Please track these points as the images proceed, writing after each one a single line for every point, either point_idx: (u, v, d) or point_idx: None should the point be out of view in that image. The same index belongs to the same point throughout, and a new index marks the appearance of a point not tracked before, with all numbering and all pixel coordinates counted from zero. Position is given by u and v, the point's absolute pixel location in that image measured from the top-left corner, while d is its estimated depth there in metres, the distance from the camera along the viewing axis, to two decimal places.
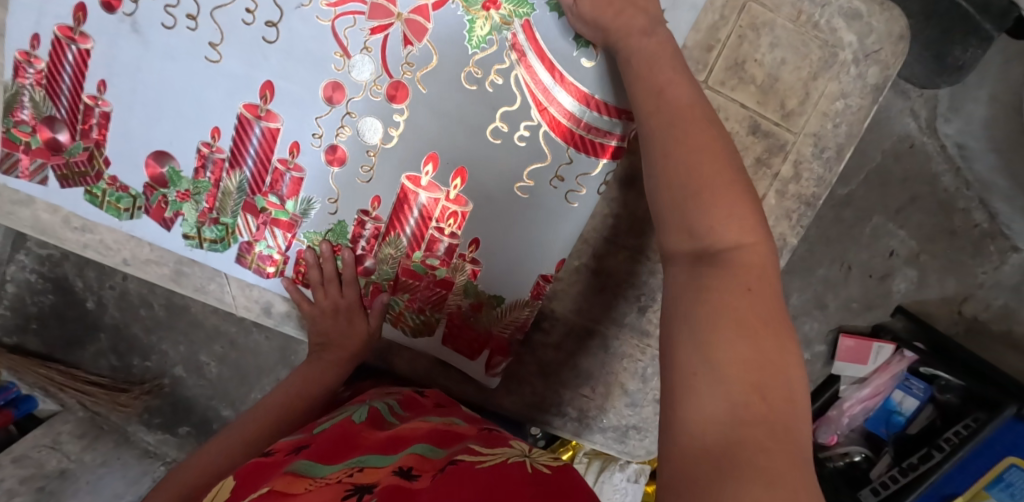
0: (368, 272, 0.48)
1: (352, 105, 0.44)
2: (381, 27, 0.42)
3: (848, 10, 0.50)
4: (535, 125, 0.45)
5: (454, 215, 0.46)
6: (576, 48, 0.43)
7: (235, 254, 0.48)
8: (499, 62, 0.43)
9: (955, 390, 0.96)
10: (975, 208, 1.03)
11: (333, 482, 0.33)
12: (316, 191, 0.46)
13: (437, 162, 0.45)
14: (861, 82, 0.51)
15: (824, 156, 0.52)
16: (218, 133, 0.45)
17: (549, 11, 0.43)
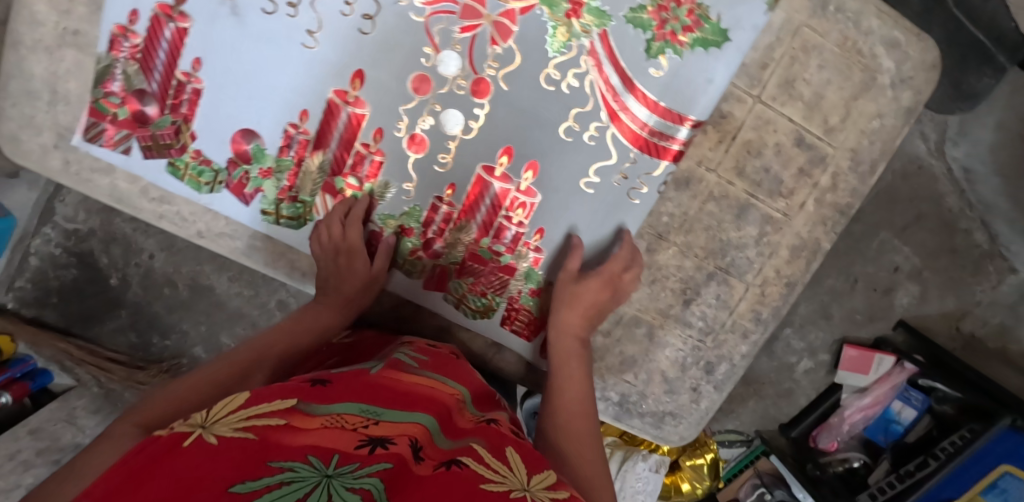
0: (429, 253, 0.51)
1: (437, 96, 0.46)
2: (470, 27, 0.45)
3: (888, 39, 0.53)
4: (604, 126, 0.48)
5: (524, 205, 0.50)
6: (646, 58, 0.47)
7: (309, 231, 0.51)
8: (575, 66, 0.47)
9: (952, 401, 1.01)
10: (977, 228, 1.08)
11: (349, 425, 0.37)
12: (394, 177, 0.49)
13: (512, 155, 0.48)
14: (896, 104, 0.55)
15: (859, 170, 0.56)
16: (306, 116, 0.47)
17: (624, 23, 0.47)
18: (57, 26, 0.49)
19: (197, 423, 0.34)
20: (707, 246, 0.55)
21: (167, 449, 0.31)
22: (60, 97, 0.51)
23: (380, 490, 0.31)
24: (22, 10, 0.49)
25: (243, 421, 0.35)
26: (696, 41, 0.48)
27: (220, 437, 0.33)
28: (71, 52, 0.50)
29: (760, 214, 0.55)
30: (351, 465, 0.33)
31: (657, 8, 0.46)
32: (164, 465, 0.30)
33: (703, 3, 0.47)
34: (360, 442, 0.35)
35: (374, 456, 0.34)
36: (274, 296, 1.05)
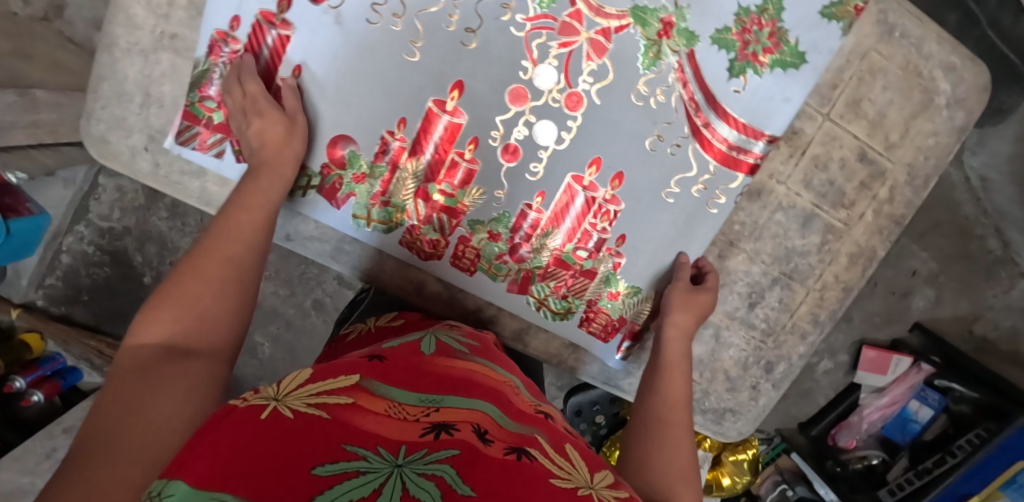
0: (513, 255, 0.53)
1: (534, 109, 0.48)
2: (568, 42, 0.47)
3: (946, 63, 0.57)
4: (687, 140, 0.50)
5: (609, 213, 0.51)
6: (729, 77, 0.50)
7: (399, 234, 0.53)
8: (663, 83, 0.49)
9: (968, 401, 1.05)
10: (991, 235, 1.12)
11: (412, 415, 0.38)
12: (486, 185, 0.50)
13: (601, 166, 0.50)
14: (950, 123, 0.58)
15: (914, 184, 0.59)
16: (403, 123, 0.49)
17: (710, 43, 0.49)
18: (155, 29, 0.50)
19: (269, 397, 0.36)
20: (774, 253, 0.58)
21: (245, 425, 0.33)
22: (155, 100, 0.51)
23: (452, 475, 0.32)
24: (119, 12, 0.49)
25: (313, 400, 0.37)
26: (775, 62, 0.50)
27: (293, 412, 0.35)
28: (167, 56, 0.50)
29: (824, 224, 0.58)
30: (421, 451, 0.34)
31: (741, 31, 0.49)
32: (245, 439, 0.31)
33: (783, 27, 0.49)
34: (425, 430, 0.36)
35: (441, 443, 0.35)
36: (309, 295, 1.06)
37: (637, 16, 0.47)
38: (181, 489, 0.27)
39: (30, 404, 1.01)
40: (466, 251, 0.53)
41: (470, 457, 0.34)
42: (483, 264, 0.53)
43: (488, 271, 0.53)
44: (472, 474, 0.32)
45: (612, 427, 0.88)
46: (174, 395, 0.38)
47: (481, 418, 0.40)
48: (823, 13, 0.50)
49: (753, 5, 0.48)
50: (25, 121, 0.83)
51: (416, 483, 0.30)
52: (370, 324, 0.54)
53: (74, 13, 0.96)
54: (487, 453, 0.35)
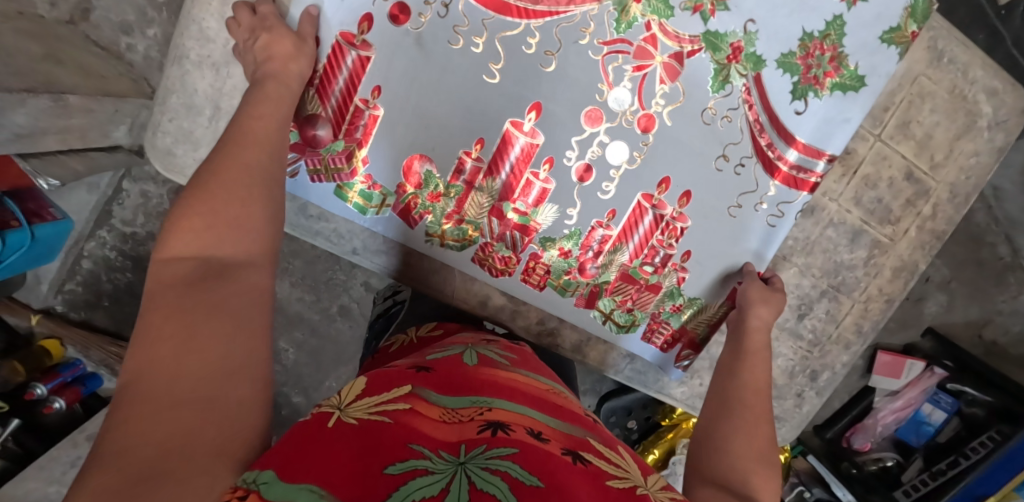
0: (584, 271, 0.63)
1: (607, 129, 0.58)
2: (641, 66, 0.56)
3: (990, 87, 0.59)
4: (750, 159, 0.58)
5: (675, 234, 0.61)
6: (791, 99, 0.57)
7: (472, 251, 0.64)
8: (729, 105, 0.57)
9: (981, 404, 1.08)
10: (1001, 242, 1.16)
11: (466, 417, 0.39)
12: (559, 201, 0.61)
13: (669, 185, 0.59)
14: (991, 144, 0.60)
15: (955, 201, 0.61)
16: (481, 143, 0.59)
17: (776, 66, 0.56)
18: (228, 43, 0.58)
19: (334, 406, 0.38)
20: (823, 266, 0.62)
21: (315, 431, 0.34)
22: (223, 112, 0.60)
23: (515, 468, 0.33)
24: (193, 26, 0.57)
25: (373, 407, 0.38)
26: (835, 85, 0.56)
27: (357, 419, 0.36)
28: (238, 69, 0.59)
29: (871, 239, 0.62)
30: (480, 448, 0.35)
31: (805, 56, 0.56)
32: (319, 443, 0.33)
33: (843, 52, 0.56)
34: (481, 428, 0.38)
35: (497, 440, 0.36)
36: (336, 301, 1.06)
37: (707, 41, 0.56)
38: (272, 481, 0.29)
39: (52, 412, 0.98)
40: (537, 266, 0.63)
41: (528, 454, 0.35)
42: (553, 279, 0.64)
43: (559, 285, 0.64)
44: (532, 468, 0.34)
45: (643, 431, 0.92)
46: (224, 313, 0.37)
47: (532, 420, 0.41)
48: (883, 37, 0.55)
49: (817, 31, 0.55)
50: (56, 127, 0.81)
51: (482, 477, 0.32)
52: (410, 335, 0.59)
53: (101, 16, 0.94)
54: (541, 452, 0.36)
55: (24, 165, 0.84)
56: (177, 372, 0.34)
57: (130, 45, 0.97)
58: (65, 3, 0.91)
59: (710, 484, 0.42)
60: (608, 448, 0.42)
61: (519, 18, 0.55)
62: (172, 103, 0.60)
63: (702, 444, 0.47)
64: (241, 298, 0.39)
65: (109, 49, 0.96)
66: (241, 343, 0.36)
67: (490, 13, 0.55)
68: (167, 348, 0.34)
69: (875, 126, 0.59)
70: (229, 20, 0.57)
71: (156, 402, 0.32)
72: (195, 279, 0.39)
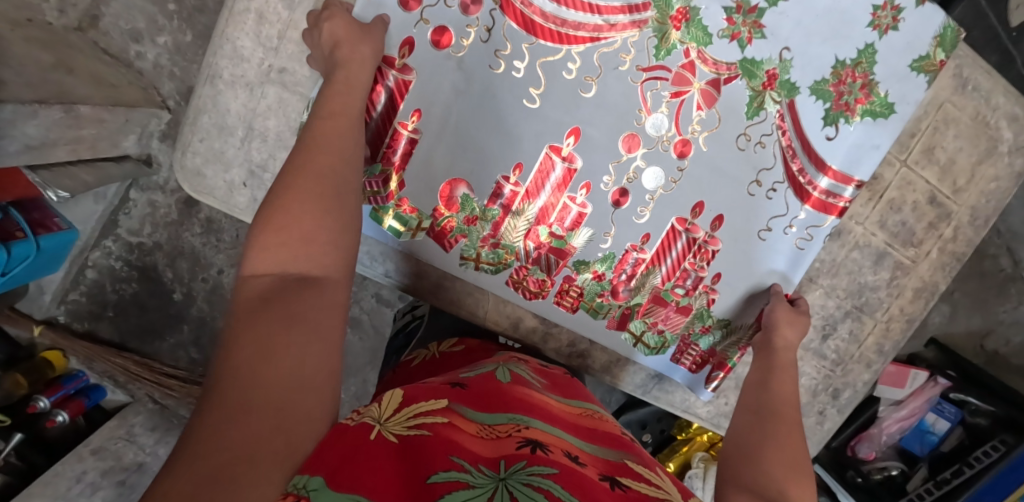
0: (616, 294, 0.64)
1: (643, 155, 0.59)
2: (679, 92, 0.58)
3: (1010, 114, 0.60)
4: (782, 184, 0.60)
5: (707, 254, 0.62)
6: (823, 125, 0.59)
7: (505, 276, 0.64)
8: (764, 131, 0.59)
9: (985, 414, 1.10)
10: (1003, 254, 1.19)
11: (503, 433, 0.37)
12: (595, 225, 0.61)
13: (704, 209, 0.60)
14: (1011, 169, 0.61)
15: (976, 223, 0.62)
16: (519, 168, 0.59)
17: (809, 93, 0.58)
18: (262, 63, 0.58)
19: (374, 419, 0.35)
20: (847, 288, 0.63)
21: (353, 443, 0.32)
22: (257, 133, 0.60)
23: (557, 488, 0.31)
24: (226, 45, 0.57)
25: (412, 420, 0.36)
26: (866, 112, 0.58)
27: (398, 436, 0.34)
28: (272, 89, 0.59)
29: (894, 261, 0.63)
30: (521, 463, 0.33)
31: (837, 83, 0.58)
32: (359, 457, 0.31)
33: (875, 80, 0.58)
34: (520, 445, 0.36)
35: (537, 459, 0.34)
36: (346, 313, 1.05)
37: (744, 68, 0.58)
38: (324, 488, 0.28)
39: (53, 425, 0.95)
40: (570, 289, 0.64)
41: (570, 475, 0.33)
42: (586, 302, 0.65)
43: (591, 308, 0.65)
44: (575, 489, 0.31)
45: (656, 443, 0.93)
46: (303, 327, 0.36)
47: (568, 443, 0.39)
48: (912, 66, 0.58)
49: (849, 60, 0.57)
50: (68, 138, 0.80)
51: (525, 493, 0.30)
52: (432, 350, 0.59)
53: (111, 23, 0.93)
54: (583, 476, 0.34)
55: (33, 177, 0.80)
56: (255, 380, 0.33)
57: (140, 53, 0.95)
58: (75, 11, 0.92)
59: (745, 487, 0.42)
60: (646, 468, 0.41)
61: (560, 44, 0.57)
62: (203, 124, 0.59)
63: (737, 454, 0.46)
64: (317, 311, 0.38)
65: (118, 57, 0.94)
66: (316, 358, 0.36)
67: (531, 37, 0.57)
68: (247, 356, 0.34)
69: (902, 152, 0.60)
70: (264, 41, 0.58)
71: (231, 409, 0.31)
72: (272, 292, 0.39)
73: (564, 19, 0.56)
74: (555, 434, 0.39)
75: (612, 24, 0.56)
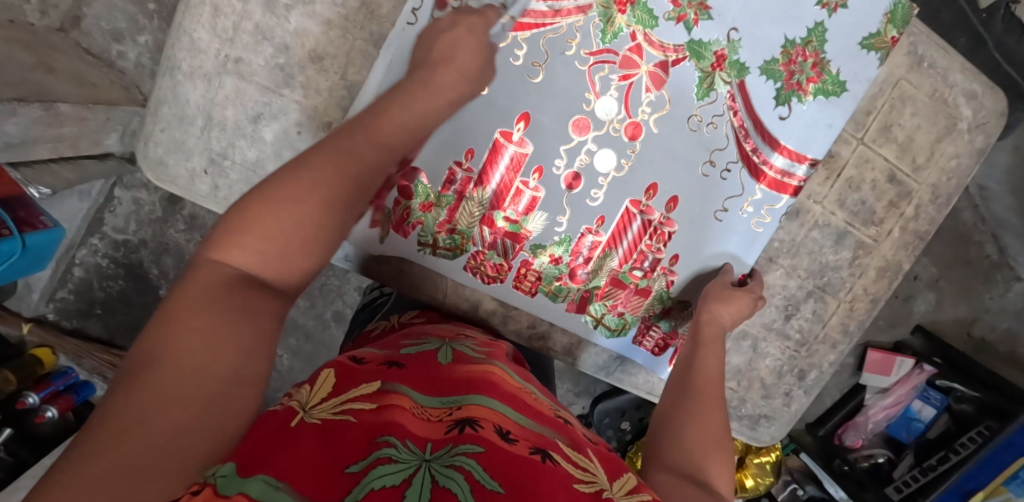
0: (575, 277, 0.66)
1: (595, 138, 0.62)
2: (628, 75, 0.61)
3: (969, 90, 0.63)
4: (735, 164, 0.63)
5: (659, 237, 0.65)
6: (776, 104, 0.62)
7: (463, 260, 0.65)
8: (714, 112, 0.62)
9: (969, 401, 1.09)
10: (988, 241, 1.18)
11: (434, 417, 0.40)
12: (549, 209, 0.64)
13: (657, 191, 0.63)
14: (971, 145, 0.64)
15: (937, 202, 0.65)
16: (471, 154, 0.62)
17: (759, 73, 0.61)
18: (218, 54, 0.64)
19: (299, 406, 0.37)
20: (809, 268, 0.66)
21: (276, 430, 0.34)
22: (215, 122, 0.66)
23: (478, 470, 0.34)
24: (184, 38, 0.64)
25: (339, 406, 0.38)
26: (818, 90, 0.62)
27: (319, 418, 0.36)
28: (229, 79, 0.65)
29: (855, 240, 0.66)
30: (447, 447, 0.35)
31: (788, 62, 0.61)
32: (286, 439, 0.33)
33: (825, 59, 0.61)
34: (448, 428, 0.38)
35: (461, 439, 0.36)
36: (330, 307, 1.06)
37: (692, 50, 0.60)
38: (231, 475, 0.29)
39: (43, 421, 0.96)
40: (528, 273, 0.66)
41: (494, 454, 0.36)
42: (544, 286, 0.67)
43: (550, 291, 0.67)
44: (493, 469, 0.34)
45: (637, 432, 0.93)
46: (251, 334, 0.38)
47: (504, 417, 0.41)
48: (863, 44, 0.60)
49: (799, 39, 0.60)
50: (49, 136, 0.81)
51: (444, 474, 0.32)
52: (392, 321, 0.62)
53: (92, 24, 0.95)
54: (505, 454, 0.36)
55: (15, 174, 0.82)
56: (191, 374, 0.34)
57: (121, 53, 0.97)
58: (56, 12, 0.93)
59: (670, 472, 0.44)
60: (577, 450, 0.42)
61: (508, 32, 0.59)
62: (164, 114, 0.66)
63: (661, 432, 0.49)
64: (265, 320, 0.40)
65: (100, 57, 0.96)
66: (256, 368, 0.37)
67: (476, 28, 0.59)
68: (189, 341, 0.36)
69: (858, 130, 0.63)
70: (220, 32, 0.64)
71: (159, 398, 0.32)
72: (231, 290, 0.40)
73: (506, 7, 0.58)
74: (493, 408, 0.41)
75: (557, 10, 0.59)
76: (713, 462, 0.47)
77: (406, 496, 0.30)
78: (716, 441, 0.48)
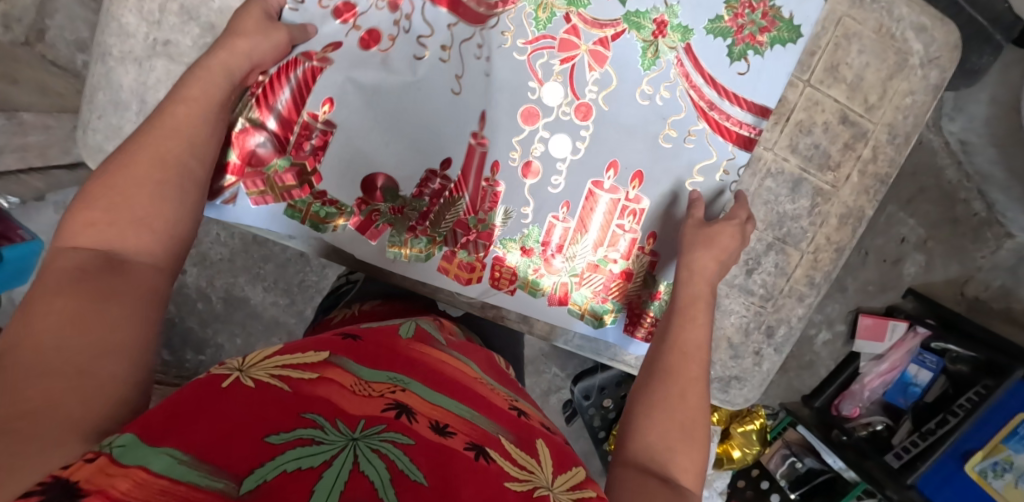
0: (491, 264, 0.72)
1: (545, 125, 0.69)
2: (569, 56, 0.67)
3: (917, 24, 0.68)
4: (701, 129, 0.69)
5: (428, 208, 0.70)
6: (732, 62, 0.67)
7: (437, 262, 0.71)
8: (664, 80, 0.68)
9: (965, 361, 1.06)
10: (975, 198, 1.16)
11: (378, 392, 0.39)
12: (515, 202, 0.71)
13: (618, 166, 0.70)
14: (925, 82, 0.69)
15: (895, 142, 0.70)
16: (449, 163, 0.68)
17: (706, 34, 0.67)
18: (148, 37, 0.67)
19: (235, 367, 0.37)
20: (767, 218, 0.72)
21: (205, 390, 0.34)
22: (149, 105, 0.69)
23: (403, 460, 0.33)
24: (113, 24, 0.67)
25: (276, 369, 0.38)
26: (773, 38, 0.67)
27: (256, 380, 0.36)
28: (159, 62, 0.68)
29: (812, 187, 0.71)
30: (377, 427, 0.35)
31: (732, 17, 0.66)
32: (215, 406, 0.32)
33: (775, 6, 0.66)
34: (386, 408, 0.37)
35: (394, 425, 0.36)
36: (309, 303, 1.09)
37: (631, 22, 0.66)
38: (131, 444, 0.28)
39: None
40: (503, 270, 0.73)
41: (425, 447, 0.35)
42: (522, 281, 0.73)
43: (529, 287, 0.73)
44: (420, 462, 0.33)
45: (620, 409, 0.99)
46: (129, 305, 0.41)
47: (445, 407, 0.40)
48: None
49: None
50: (13, 146, 0.82)
51: (365, 459, 0.32)
52: (354, 309, 0.67)
53: (56, 35, 0.96)
54: (438, 445, 0.35)
55: None
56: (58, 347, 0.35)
57: (86, 62, 0.97)
58: (20, 26, 0.95)
59: (633, 467, 0.48)
60: (520, 447, 0.40)
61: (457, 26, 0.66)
62: (100, 102, 0.69)
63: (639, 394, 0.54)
64: (127, 297, 0.41)
65: (65, 67, 0.97)
66: (135, 336, 0.39)
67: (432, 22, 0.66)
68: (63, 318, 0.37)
69: (805, 73, 0.69)
70: (147, 15, 0.67)
71: (31, 398, 0.32)
72: (139, 240, 0.45)
73: (753, 101, 0.68)
74: (434, 398, 0.41)
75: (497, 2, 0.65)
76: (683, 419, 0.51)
77: (322, 477, 0.30)
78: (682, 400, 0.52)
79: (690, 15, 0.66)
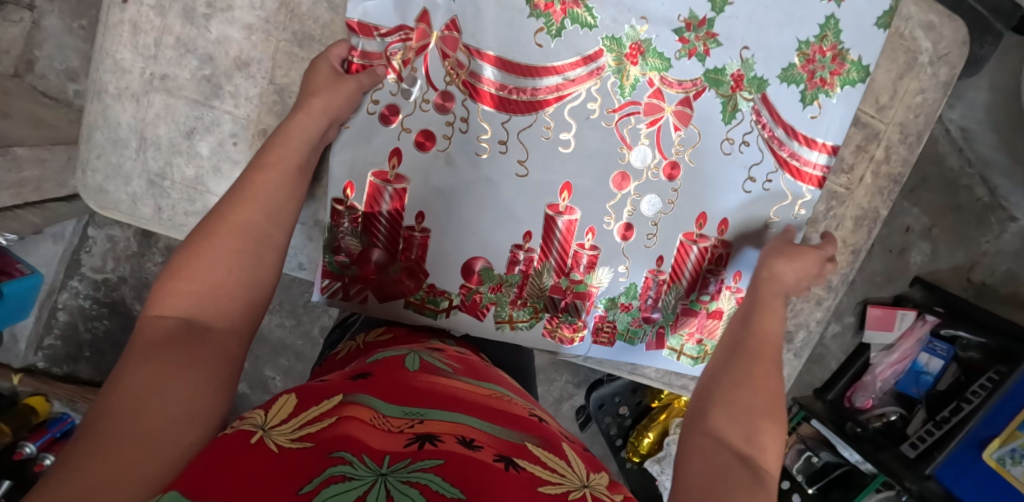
0: (592, 323, 0.75)
1: (636, 187, 0.71)
2: (653, 120, 0.69)
3: (925, 22, 0.69)
4: (779, 173, 0.71)
5: (525, 279, 0.72)
6: (806, 105, 0.70)
7: (541, 328, 0.74)
8: (744, 131, 0.70)
9: (976, 347, 1.06)
10: (977, 184, 1.16)
11: (396, 428, 0.37)
12: (610, 264, 0.73)
13: (707, 218, 0.72)
14: (935, 79, 0.71)
15: (907, 141, 0.72)
16: (530, 236, 0.70)
17: (780, 81, 0.69)
18: (144, 72, 0.66)
19: (256, 424, 0.36)
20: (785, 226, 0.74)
21: (230, 450, 0.33)
22: (150, 141, 0.68)
23: (436, 482, 0.31)
24: (108, 60, 0.66)
25: (299, 428, 0.35)
26: (843, 80, 0.69)
27: (280, 437, 0.34)
28: (158, 97, 0.67)
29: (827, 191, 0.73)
30: (405, 460, 0.33)
31: (806, 63, 0.69)
32: (229, 467, 0.31)
33: (843, 49, 0.68)
34: (408, 441, 0.35)
35: (423, 452, 0.34)
36: (316, 323, 1.07)
37: (711, 80, 0.68)
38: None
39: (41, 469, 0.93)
40: (604, 326, 0.75)
41: (456, 466, 0.33)
42: (621, 333, 0.76)
43: (627, 337, 0.76)
44: (455, 480, 0.32)
45: (635, 415, 1.01)
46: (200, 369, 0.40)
47: (465, 426, 0.38)
48: (876, 24, 0.68)
49: (813, 38, 0.68)
50: (9, 181, 0.79)
51: (400, 490, 0.30)
52: (359, 341, 0.63)
53: (46, 65, 0.94)
54: (468, 461, 0.34)
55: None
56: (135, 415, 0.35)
57: (78, 91, 0.96)
58: (9, 58, 0.93)
59: (709, 439, 0.46)
60: (551, 450, 0.39)
61: (530, 113, 0.67)
62: (98, 140, 0.68)
63: (720, 370, 0.53)
64: (201, 365, 0.41)
65: (58, 98, 0.95)
66: (206, 405, 0.39)
67: (507, 116, 0.67)
68: (144, 388, 0.37)
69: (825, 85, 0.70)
70: (143, 50, 0.66)
71: (108, 461, 0.32)
72: (215, 309, 0.45)
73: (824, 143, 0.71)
74: (453, 420, 0.39)
75: (571, 79, 0.67)
76: (766, 397, 0.50)
77: None
78: (766, 380, 0.51)
79: (764, 66, 0.69)
